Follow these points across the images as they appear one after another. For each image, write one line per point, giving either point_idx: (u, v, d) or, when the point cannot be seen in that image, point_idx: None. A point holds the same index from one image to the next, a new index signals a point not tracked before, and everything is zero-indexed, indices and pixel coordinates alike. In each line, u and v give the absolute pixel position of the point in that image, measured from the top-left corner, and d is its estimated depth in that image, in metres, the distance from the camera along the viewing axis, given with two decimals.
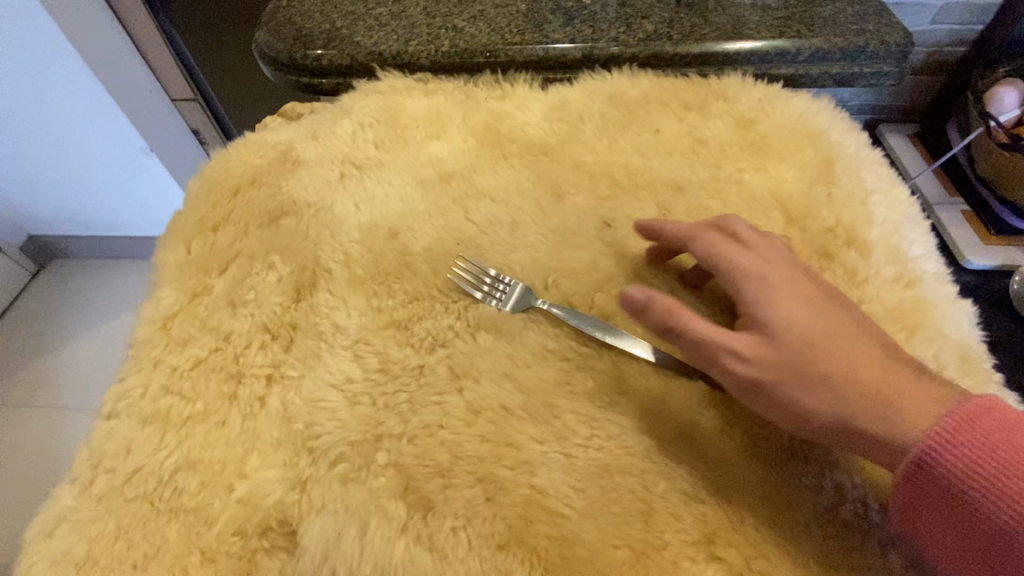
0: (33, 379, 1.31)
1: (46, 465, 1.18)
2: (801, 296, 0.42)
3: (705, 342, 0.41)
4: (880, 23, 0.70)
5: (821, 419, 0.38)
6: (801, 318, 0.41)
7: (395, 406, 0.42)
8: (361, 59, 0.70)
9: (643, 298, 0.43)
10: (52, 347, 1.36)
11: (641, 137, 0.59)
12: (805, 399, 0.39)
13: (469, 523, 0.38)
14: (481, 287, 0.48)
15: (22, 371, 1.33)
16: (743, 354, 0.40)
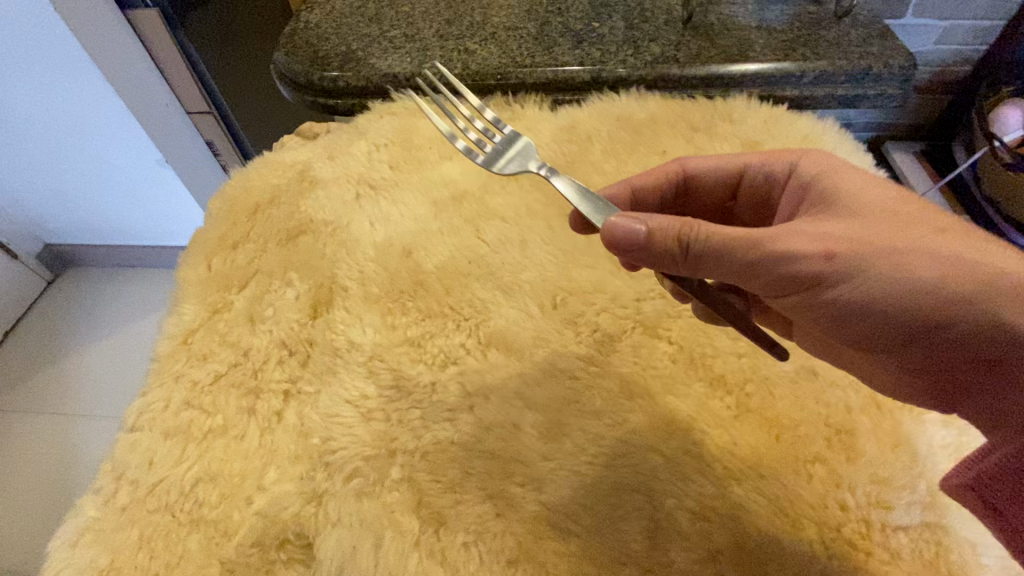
0: (52, 386, 1.34)
1: (63, 472, 1.20)
2: (828, 163, 0.43)
3: (727, 240, 0.36)
4: (883, 46, 0.71)
5: (862, 272, 0.36)
6: (826, 182, 0.42)
7: (408, 422, 0.44)
8: (376, 81, 0.72)
9: (631, 220, 0.37)
10: (71, 355, 1.39)
11: (648, 158, 0.61)
12: (874, 275, 0.36)
13: (480, 538, 0.39)
14: (467, 137, 0.50)
15: (41, 378, 1.35)
16: (772, 230, 0.37)
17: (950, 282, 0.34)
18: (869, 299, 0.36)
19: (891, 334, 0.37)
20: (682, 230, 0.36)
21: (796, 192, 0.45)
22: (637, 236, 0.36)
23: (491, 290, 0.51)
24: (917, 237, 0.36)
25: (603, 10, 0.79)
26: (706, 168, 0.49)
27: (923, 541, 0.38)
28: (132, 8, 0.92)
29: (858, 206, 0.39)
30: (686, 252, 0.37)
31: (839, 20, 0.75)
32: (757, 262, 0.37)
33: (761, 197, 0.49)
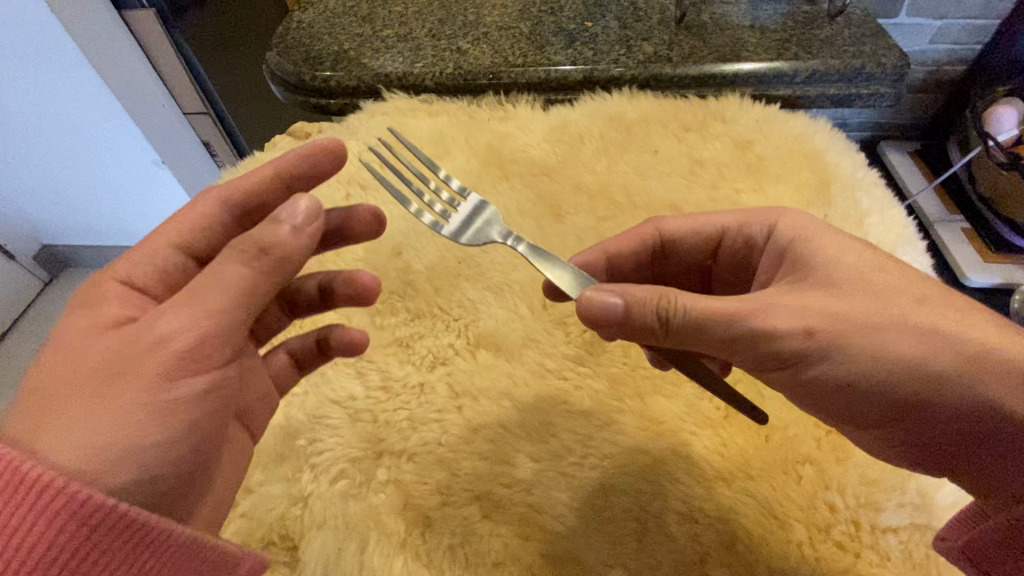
0: None
1: None
2: (807, 226, 0.39)
3: (710, 313, 0.32)
4: (876, 45, 0.71)
5: (856, 347, 0.32)
6: (804, 249, 0.37)
7: (395, 423, 0.43)
8: (368, 81, 0.72)
9: (606, 294, 0.33)
10: None
11: (640, 157, 0.61)
12: (864, 369, 0.32)
13: (466, 540, 0.39)
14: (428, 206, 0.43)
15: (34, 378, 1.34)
16: (755, 304, 0.33)
17: (943, 360, 0.32)
18: (859, 379, 0.33)
19: (883, 420, 0.34)
20: (661, 303, 0.33)
21: (773, 257, 0.40)
22: (613, 308, 0.33)
23: (481, 290, 0.51)
24: (900, 310, 0.33)
25: (596, 9, 0.79)
26: (681, 231, 0.45)
27: (912, 542, 0.37)
28: (129, 9, 0.93)
29: (839, 274, 0.35)
30: (666, 328, 0.33)
31: (832, 20, 0.75)
32: (740, 339, 0.33)
33: (737, 261, 0.45)
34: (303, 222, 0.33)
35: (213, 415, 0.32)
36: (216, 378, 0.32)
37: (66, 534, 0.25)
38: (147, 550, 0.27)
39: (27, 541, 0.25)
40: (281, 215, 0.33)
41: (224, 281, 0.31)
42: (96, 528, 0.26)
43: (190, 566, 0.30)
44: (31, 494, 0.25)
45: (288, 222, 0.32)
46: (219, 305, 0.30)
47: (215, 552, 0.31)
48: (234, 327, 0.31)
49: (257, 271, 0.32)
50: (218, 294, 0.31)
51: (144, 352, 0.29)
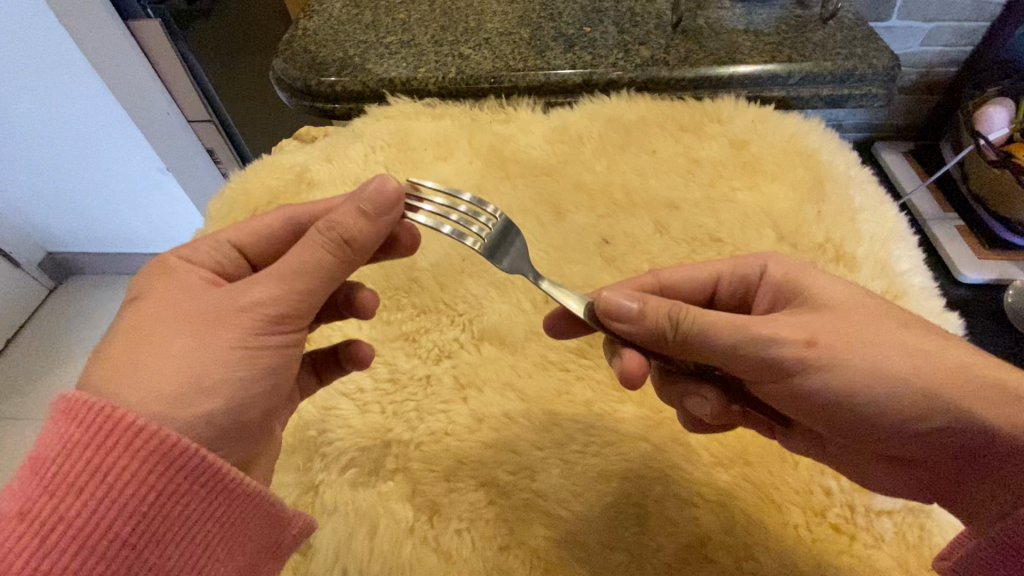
0: (35, 393, 1.24)
1: None
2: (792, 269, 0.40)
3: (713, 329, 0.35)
4: (867, 48, 0.73)
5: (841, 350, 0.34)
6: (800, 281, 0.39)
7: (404, 414, 0.44)
8: (372, 86, 0.74)
9: (620, 296, 0.37)
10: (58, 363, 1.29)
11: (639, 157, 0.62)
12: (878, 383, 0.33)
13: (473, 525, 0.40)
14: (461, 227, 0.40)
15: (28, 385, 1.25)
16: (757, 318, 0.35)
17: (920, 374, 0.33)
18: (861, 367, 0.33)
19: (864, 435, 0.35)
20: (671, 313, 0.36)
21: (768, 294, 0.41)
22: (625, 309, 0.36)
23: (485, 286, 0.52)
24: (892, 335, 0.34)
25: (594, 15, 0.81)
26: (678, 280, 0.44)
27: (903, 524, 0.39)
28: (134, 19, 0.94)
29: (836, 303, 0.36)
30: (676, 335, 0.36)
31: (825, 23, 0.77)
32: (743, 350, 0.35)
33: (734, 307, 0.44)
34: (383, 208, 0.35)
35: (280, 376, 0.35)
36: (287, 347, 0.35)
37: (157, 473, 0.28)
38: (219, 494, 0.30)
39: (121, 481, 0.27)
40: (368, 206, 0.35)
41: (311, 263, 0.34)
42: (185, 468, 0.29)
43: (255, 517, 0.33)
44: (129, 434, 0.28)
45: (371, 207, 0.35)
46: (303, 287, 0.35)
47: (276, 507, 0.34)
48: (307, 304, 0.35)
49: (336, 258, 0.35)
50: (308, 278, 0.35)
51: (233, 310, 0.33)
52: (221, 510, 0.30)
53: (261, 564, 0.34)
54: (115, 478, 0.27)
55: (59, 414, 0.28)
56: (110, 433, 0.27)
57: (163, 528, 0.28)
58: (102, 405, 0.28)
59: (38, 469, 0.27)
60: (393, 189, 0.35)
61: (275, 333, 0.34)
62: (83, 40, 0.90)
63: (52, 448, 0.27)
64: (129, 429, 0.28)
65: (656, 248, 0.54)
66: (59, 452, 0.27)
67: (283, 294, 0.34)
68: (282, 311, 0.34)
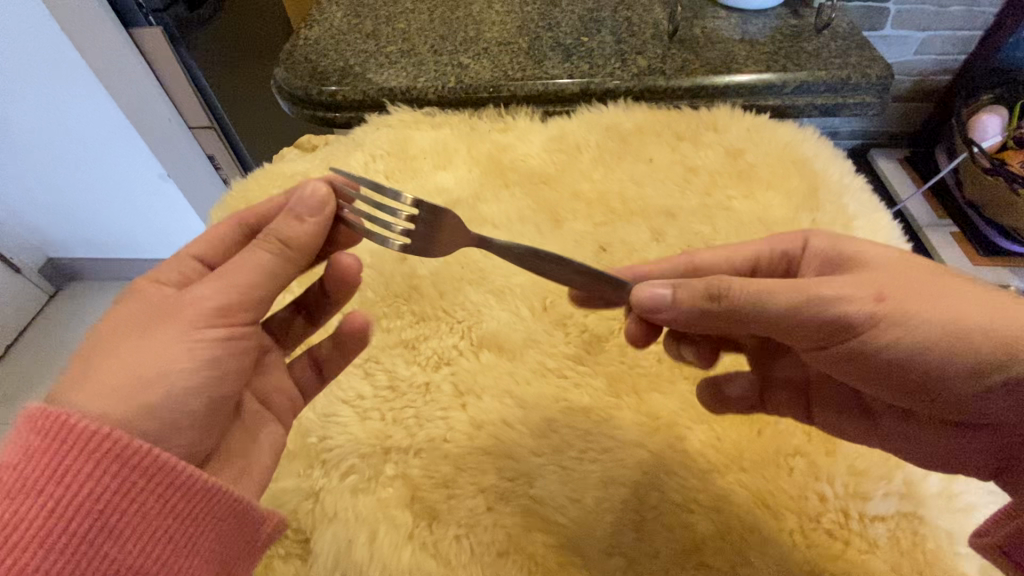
0: (38, 398, 1.24)
1: None
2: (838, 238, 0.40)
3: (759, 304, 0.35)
4: (862, 57, 0.74)
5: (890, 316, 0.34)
6: (840, 247, 0.39)
7: (403, 421, 0.45)
8: (373, 95, 0.75)
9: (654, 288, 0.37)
10: (61, 369, 1.29)
11: (636, 166, 0.63)
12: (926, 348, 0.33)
13: (471, 531, 0.40)
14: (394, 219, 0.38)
15: (31, 391, 1.25)
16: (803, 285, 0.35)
17: (977, 319, 0.33)
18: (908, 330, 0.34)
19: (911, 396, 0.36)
20: (708, 288, 0.36)
21: (814, 265, 0.41)
22: (661, 298, 0.37)
23: (484, 294, 0.52)
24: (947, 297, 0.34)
25: (592, 24, 0.82)
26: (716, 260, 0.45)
27: (898, 529, 0.39)
28: (135, 27, 0.93)
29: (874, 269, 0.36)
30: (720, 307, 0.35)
31: (819, 32, 0.78)
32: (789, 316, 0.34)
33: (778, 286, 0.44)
34: (314, 209, 0.36)
35: (228, 368, 0.35)
36: (233, 340, 0.35)
37: (112, 474, 0.29)
38: (178, 493, 0.31)
39: (77, 483, 0.28)
40: (299, 209, 0.36)
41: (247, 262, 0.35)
42: (139, 468, 0.29)
43: (219, 515, 0.32)
44: (82, 437, 0.28)
45: (306, 214, 0.36)
46: (242, 280, 0.35)
47: (242, 505, 0.34)
48: (252, 297, 0.36)
49: (279, 258, 0.36)
50: (240, 273, 0.35)
51: (177, 307, 0.34)
52: (180, 508, 0.31)
53: (231, 566, 0.34)
54: (69, 480, 0.28)
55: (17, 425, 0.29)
56: (64, 436, 0.28)
57: (119, 527, 0.29)
58: (58, 410, 0.29)
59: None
60: (323, 191, 0.36)
61: (217, 326, 0.34)
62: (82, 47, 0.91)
63: (11, 456, 0.28)
64: (81, 433, 0.28)
65: (653, 255, 0.55)
66: (17, 458, 0.28)
67: (223, 290, 0.35)
68: (220, 304, 0.34)
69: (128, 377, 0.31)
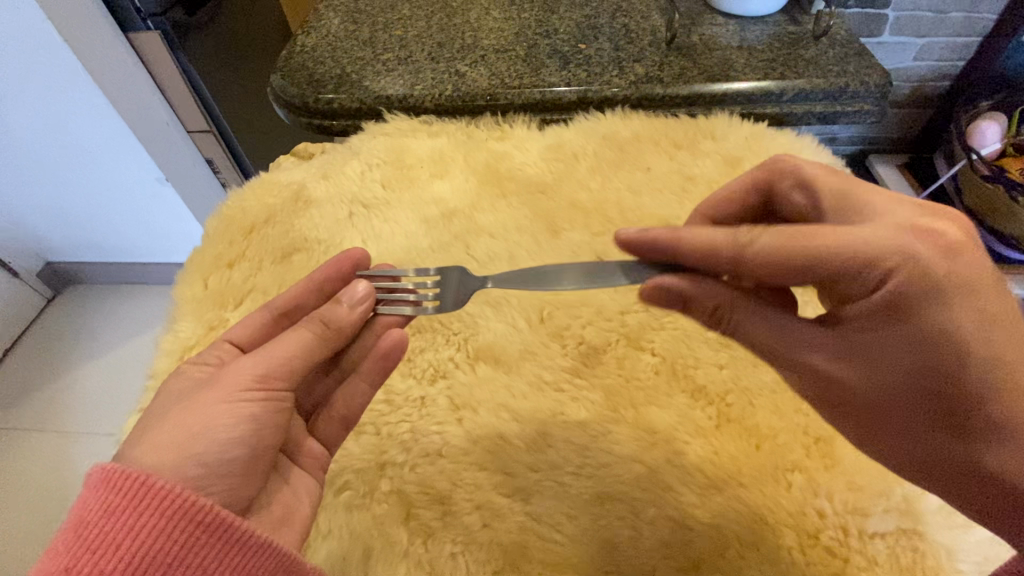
0: (37, 404, 1.24)
1: (45, 492, 1.10)
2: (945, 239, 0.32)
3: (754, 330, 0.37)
4: (859, 64, 0.74)
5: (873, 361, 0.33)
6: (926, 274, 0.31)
7: (397, 435, 0.44)
8: (369, 103, 0.74)
9: (658, 286, 0.37)
10: (60, 374, 1.29)
11: (634, 175, 0.63)
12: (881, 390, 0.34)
13: (467, 549, 0.40)
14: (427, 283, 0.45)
15: (29, 397, 1.25)
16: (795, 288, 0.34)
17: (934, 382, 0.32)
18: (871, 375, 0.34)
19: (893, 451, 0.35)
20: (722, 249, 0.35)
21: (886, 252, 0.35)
22: (664, 297, 0.38)
23: (480, 305, 0.52)
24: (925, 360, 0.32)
25: (589, 31, 0.82)
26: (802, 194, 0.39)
27: (897, 547, 0.39)
28: (134, 31, 0.94)
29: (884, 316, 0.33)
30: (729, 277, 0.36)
31: (817, 39, 0.78)
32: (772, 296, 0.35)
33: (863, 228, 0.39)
34: (357, 300, 0.42)
35: (265, 423, 0.38)
36: (269, 398, 0.38)
37: (181, 527, 0.30)
38: (236, 549, 0.31)
39: (148, 537, 0.29)
40: (344, 297, 0.42)
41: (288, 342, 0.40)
42: (202, 523, 0.31)
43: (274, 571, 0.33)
44: (157, 495, 0.30)
45: (346, 301, 0.42)
46: (281, 351, 0.39)
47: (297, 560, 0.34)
48: (289, 367, 0.39)
49: (319, 336, 0.41)
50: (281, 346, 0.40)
51: (225, 376, 0.38)
52: (238, 565, 0.31)
53: None
54: (142, 534, 0.29)
55: (92, 487, 0.31)
56: (143, 494, 0.30)
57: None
58: (136, 471, 0.31)
59: (76, 534, 0.29)
60: (362, 290, 0.42)
61: (257, 390, 0.38)
62: (82, 53, 0.91)
63: (90, 513, 0.30)
64: (157, 489, 0.31)
65: None
66: (95, 516, 0.30)
67: (264, 360, 0.39)
68: (260, 372, 0.38)
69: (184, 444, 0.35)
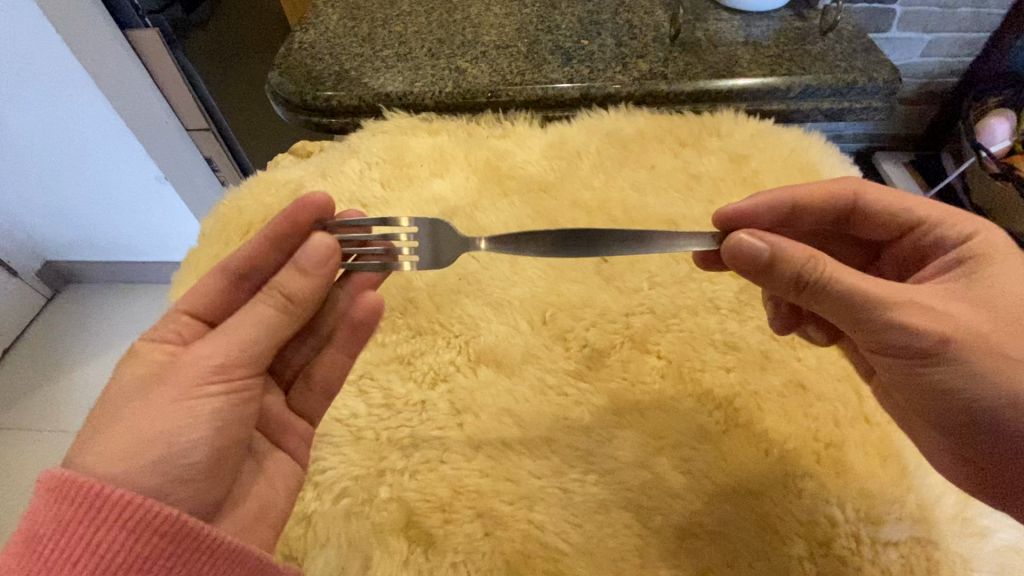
0: (38, 404, 1.23)
1: None
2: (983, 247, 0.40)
3: (850, 277, 0.36)
4: (868, 59, 0.73)
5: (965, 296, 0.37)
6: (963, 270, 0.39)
7: (397, 441, 0.43)
8: (368, 101, 0.73)
9: (756, 239, 0.38)
10: (61, 375, 1.28)
11: (638, 173, 0.61)
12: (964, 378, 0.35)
13: (468, 558, 0.39)
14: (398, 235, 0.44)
15: (31, 397, 1.24)
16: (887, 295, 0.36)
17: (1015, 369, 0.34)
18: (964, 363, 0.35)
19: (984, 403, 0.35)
20: (806, 265, 0.36)
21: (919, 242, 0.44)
22: (760, 254, 0.37)
23: (481, 306, 0.51)
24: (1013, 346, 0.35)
25: (592, 27, 0.81)
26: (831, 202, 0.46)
27: (911, 556, 0.37)
28: (131, 29, 0.91)
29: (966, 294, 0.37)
30: (803, 288, 0.37)
31: (825, 34, 0.76)
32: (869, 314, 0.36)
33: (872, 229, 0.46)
34: (322, 259, 0.39)
35: (232, 421, 0.37)
36: (233, 391, 0.37)
37: (137, 538, 0.29)
38: (198, 555, 0.31)
39: (106, 548, 0.29)
40: (308, 260, 0.39)
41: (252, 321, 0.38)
42: (162, 532, 0.30)
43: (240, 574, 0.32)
44: (113, 506, 0.30)
45: (311, 264, 0.39)
46: (245, 333, 0.37)
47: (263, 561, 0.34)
48: (252, 352, 0.38)
49: (283, 311, 0.39)
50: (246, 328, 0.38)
51: (177, 368, 0.36)
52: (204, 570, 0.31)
53: None
54: (98, 546, 0.29)
55: (47, 496, 0.30)
56: (98, 507, 0.30)
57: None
58: (87, 482, 0.30)
59: (36, 545, 0.29)
60: (325, 245, 0.39)
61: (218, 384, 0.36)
62: (79, 48, 0.89)
63: (47, 525, 0.29)
64: (113, 500, 0.30)
65: (656, 266, 0.53)
66: (53, 527, 0.29)
67: (227, 346, 0.37)
68: (221, 361, 0.36)
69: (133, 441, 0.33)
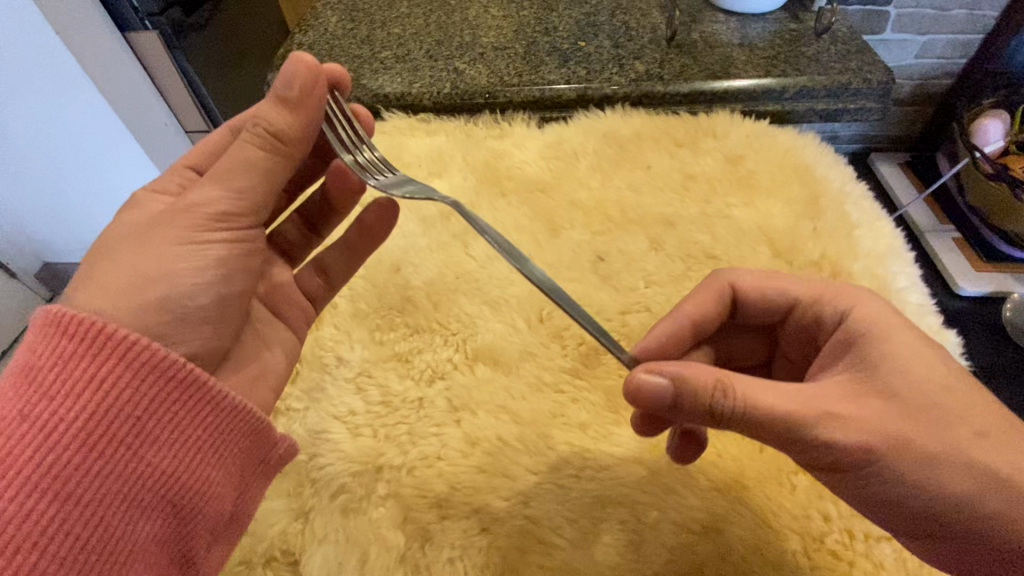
0: None
1: None
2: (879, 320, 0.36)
3: (765, 399, 0.31)
4: (862, 61, 0.73)
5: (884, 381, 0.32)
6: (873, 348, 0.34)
7: (395, 437, 0.44)
8: (367, 101, 0.73)
9: (651, 374, 0.32)
10: None
11: (634, 173, 0.62)
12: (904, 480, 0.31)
13: (465, 553, 0.39)
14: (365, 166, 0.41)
15: None
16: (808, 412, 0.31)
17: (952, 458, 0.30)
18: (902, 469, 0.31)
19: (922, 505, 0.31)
20: (713, 392, 0.31)
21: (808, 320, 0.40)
22: (662, 392, 0.31)
23: (479, 305, 0.51)
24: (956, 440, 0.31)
25: (589, 29, 0.81)
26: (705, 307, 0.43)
27: (904, 552, 0.38)
28: (131, 30, 0.94)
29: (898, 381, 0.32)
30: (717, 416, 0.32)
31: (819, 36, 0.77)
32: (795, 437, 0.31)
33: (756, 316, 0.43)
34: (306, 90, 0.36)
35: None
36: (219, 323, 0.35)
37: (146, 382, 0.31)
38: (205, 407, 0.33)
39: (112, 388, 0.30)
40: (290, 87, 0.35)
41: (239, 162, 0.36)
42: (171, 380, 0.32)
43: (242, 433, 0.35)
44: (118, 345, 0.30)
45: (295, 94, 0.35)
46: (238, 180, 0.36)
47: (264, 425, 0.36)
48: (244, 200, 0.37)
49: (265, 152, 0.36)
50: (238, 175, 0.36)
51: (177, 211, 0.36)
52: (210, 423, 0.33)
53: (250, 480, 0.36)
54: (103, 382, 0.30)
55: (46, 330, 0.30)
56: (104, 347, 0.30)
57: (148, 433, 0.31)
58: (92, 319, 0.30)
59: (33, 376, 0.29)
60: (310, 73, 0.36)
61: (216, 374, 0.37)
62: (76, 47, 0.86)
63: (46, 358, 0.30)
64: (119, 339, 0.31)
65: (652, 265, 0.54)
66: (55, 362, 0.30)
67: (221, 193, 0.36)
68: (219, 210, 0.36)
69: (134, 278, 0.33)
